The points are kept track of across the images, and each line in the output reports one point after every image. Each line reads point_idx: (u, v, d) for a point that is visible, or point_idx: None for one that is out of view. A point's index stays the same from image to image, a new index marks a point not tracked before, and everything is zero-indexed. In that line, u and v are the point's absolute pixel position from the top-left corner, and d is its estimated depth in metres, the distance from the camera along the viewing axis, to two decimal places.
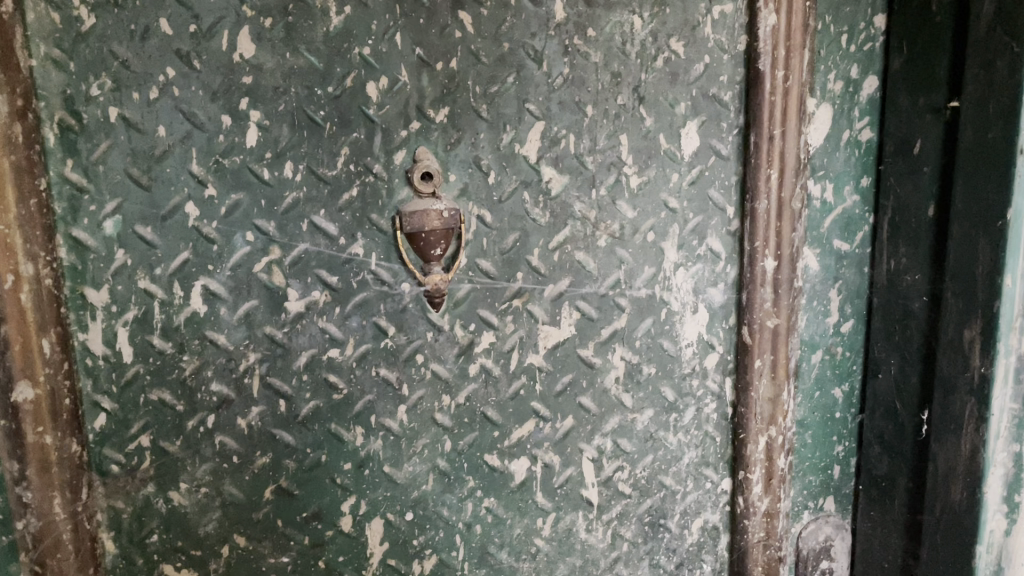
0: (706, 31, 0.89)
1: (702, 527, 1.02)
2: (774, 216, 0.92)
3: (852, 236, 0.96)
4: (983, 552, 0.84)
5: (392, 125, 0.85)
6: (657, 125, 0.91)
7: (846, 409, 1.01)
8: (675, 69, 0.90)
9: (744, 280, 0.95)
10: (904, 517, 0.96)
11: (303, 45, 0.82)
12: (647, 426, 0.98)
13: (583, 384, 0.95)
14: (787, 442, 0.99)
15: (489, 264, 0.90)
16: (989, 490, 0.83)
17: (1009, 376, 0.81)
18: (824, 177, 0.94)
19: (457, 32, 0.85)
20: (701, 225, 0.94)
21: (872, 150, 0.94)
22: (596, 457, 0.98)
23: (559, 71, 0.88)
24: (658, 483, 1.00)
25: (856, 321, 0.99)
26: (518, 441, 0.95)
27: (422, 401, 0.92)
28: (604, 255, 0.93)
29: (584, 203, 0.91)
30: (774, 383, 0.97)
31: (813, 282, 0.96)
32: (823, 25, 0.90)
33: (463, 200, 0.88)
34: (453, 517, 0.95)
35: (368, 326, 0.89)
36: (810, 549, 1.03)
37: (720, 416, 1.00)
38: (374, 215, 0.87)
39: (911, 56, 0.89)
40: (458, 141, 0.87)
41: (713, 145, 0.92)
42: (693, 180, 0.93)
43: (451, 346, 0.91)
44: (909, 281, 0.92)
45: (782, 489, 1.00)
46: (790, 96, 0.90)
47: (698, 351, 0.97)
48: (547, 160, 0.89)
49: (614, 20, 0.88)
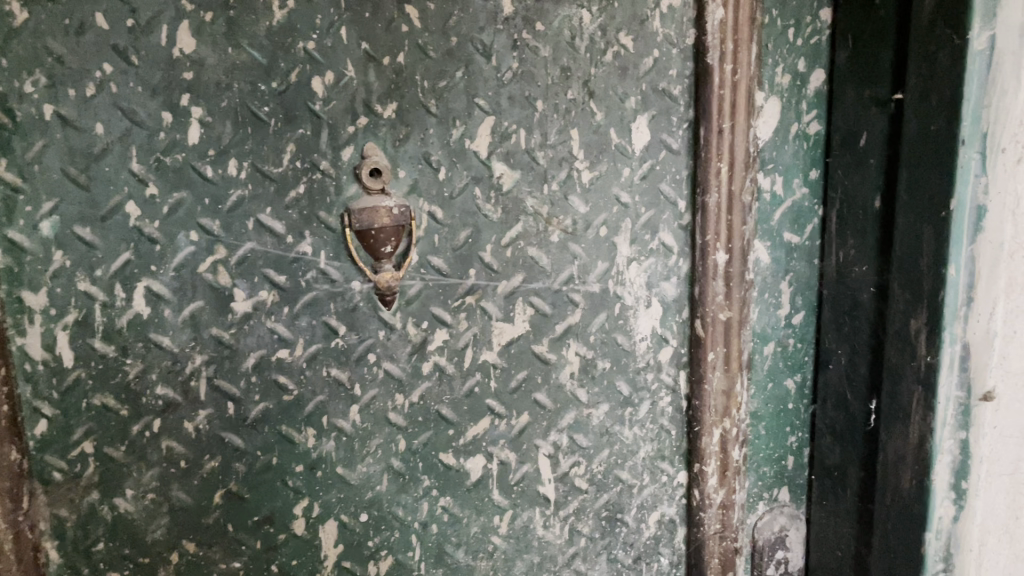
0: (654, 25, 0.90)
1: (659, 520, 1.03)
2: (724, 210, 0.93)
3: (802, 228, 0.97)
4: (933, 539, 0.84)
5: (339, 121, 0.84)
6: (608, 119, 0.91)
7: (799, 400, 1.02)
8: (624, 63, 0.90)
9: (696, 273, 0.95)
10: (856, 506, 0.96)
11: (245, 40, 0.80)
12: (602, 420, 0.98)
13: (537, 380, 0.95)
14: (741, 434, 1.00)
15: (440, 261, 0.89)
16: (937, 477, 0.83)
17: (955, 364, 0.81)
18: (773, 169, 0.95)
19: (404, 26, 0.84)
20: (652, 219, 0.94)
21: (820, 143, 0.95)
22: (552, 453, 0.97)
23: (507, 65, 0.87)
24: (615, 477, 1.00)
25: (807, 313, 1.00)
26: (473, 439, 0.94)
27: (375, 401, 0.91)
28: (556, 251, 0.93)
29: (535, 198, 0.91)
30: (727, 376, 0.97)
31: (763, 275, 0.97)
32: (769, 19, 0.91)
33: (413, 197, 0.87)
34: (408, 517, 0.94)
35: (317, 325, 0.87)
36: (765, 540, 1.04)
37: (675, 409, 1.00)
38: (321, 212, 0.85)
39: (856, 50, 0.89)
40: (406, 137, 0.86)
41: (663, 139, 0.93)
42: (644, 174, 0.93)
43: (404, 345, 0.90)
44: (857, 273, 0.93)
45: (737, 481, 1.01)
46: (738, 90, 0.90)
47: (652, 345, 0.98)
48: (498, 155, 0.89)
49: (563, 14, 0.87)
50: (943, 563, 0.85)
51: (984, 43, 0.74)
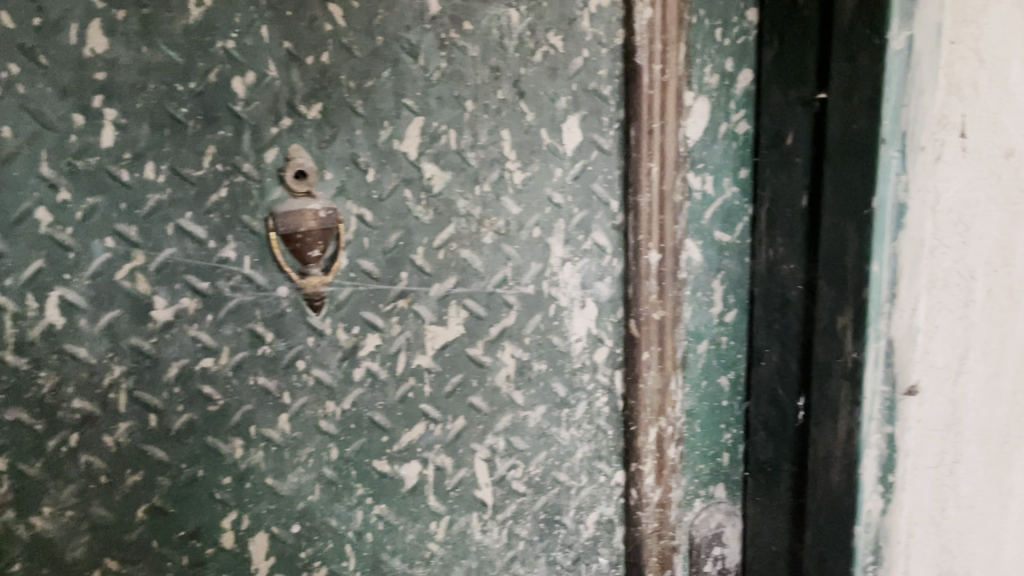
0: (583, 25, 0.90)
1: (598, 520, 1.02)
2: (656, 209, 0.93)
3: (733, 227, 0.98)
4: (862, 532, 0.85)
5: (261, 122, 0.82)
6: (538, 120, 0.90)
7: (733, 397, 1.03)
8: (554, 63, 0.90)
9: (629, 273, 0.96)
10: (790, 501, 0.97)
11: (161, 40, 0.77)
12: (539, 422, 0.98)
13: (472, 383, 0.94)
14: (677, 432, 1.00)
15: (370, 264, 0.88)
16: (865, 471, 0.84)
17: (880, 359, 0.82)
18: (703, 169, 0.96)
19: (328, 25, 0.82)
20: (585, 219, 0.94)
21: (749, 142, 0.96)
22: (488, 456, 0.96)
23: (435, 65, 0.86)
24: (552, 479, 0.99)
25: (739, 311, 1.00)
26: (408, 445, 0.92)
27: (305, 409, 0.88)
28: (489, 252, 0.92)
29: (467, 200, 0.89)
30: (661, 374, 0.98)
31: (696, 274, 0.98)
32: (697, 19, 0.92)
33: (341, 199, 0.85)
34: (342, 526, 0.92)
35: (243, 333, 0.85)
36: (702, 537, 1.05)
37: (612, 409, 1.00)
38: (245, 216, 0.83)
39: (781, 49, 0.90)
40: (333, 138, 0.84)
41: (594, 139, 0.93)
42: (576, 175, 0.93)
43: (334, 351, 0.88)
44: (786, 271, 0.94)
45: (674, 479, 1.01)
46: (667, 90, 0.91)
47: (588, 346, 0.97)
48: (427, 156, 0.87)
49: (491, 13, 0.86)
50: (873, 556, 0.86)
51: (902, 44, 0.75)
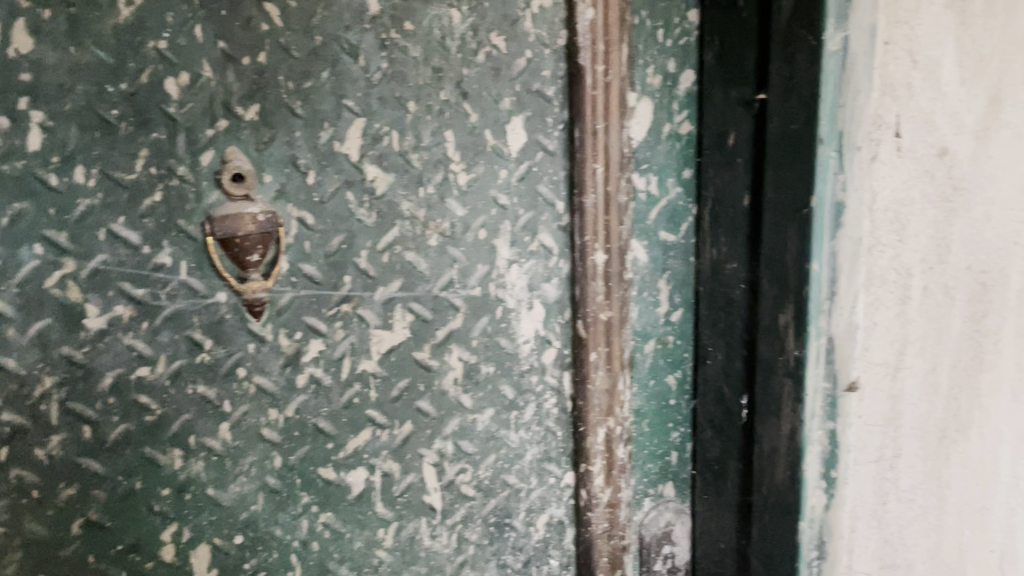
0: (526, 25, 0.89)
1: (548, 522, 1.02)
2: (602, 210, 0.93)
3: (678, 227, 0.99)
4: (806, 527, 0.86)
5: (196, 124, 0.80)
6: (482, 121, 0.90)
7: (680, 396, 1.03)
8: (497, 64, 0.89)
9: (576, 274, 0.95)
10: (737, 498, 0.98)
11: (89, 39, 0.75)
12: (487, 426, 0.97)
13: (419, 388, 0.93)
14: (625, 432, 1.00)
15: (312, 268, 0.86)
16: (808, 467, 0.86)
17: (821, 356, 0.83)
18: (648, 170, 0.96)
19: (264, 25, 0.80)
20: (531, 221, 0.94)
21: (692, 142, 0.97)
22: (437, 461, 0.95)
23: (376, 65, 0.84)
24: (502, 482, 0.99)
25: (685, 311, 1.01)
26: (354, 452, 0.91)
27: (247, 417, 0.86)
28: (434, 254, 0.91)
29: (410, 202, 0.88)
30: (610, 375, 0.98)
31: (642, 274, 0.98)
32: (639, 20, 0.92)
33: (281, 202, 0.84)
34: (287, 536, 0.90)
35: (180, 340, 0.83)
36: (651, 536, 1.05)
37: (560, 410, 1.00)
38: (181, 221, 0.80)
39: (722, 51, 0.91)
40: (271, 140, 0.82)
41: (539, 140, 0.92)
42: (521, 176, 0.92)
43: (276, 357, 0.86)
44: (729, 270, 0.94)
45: (623, 479, 1.01)
46: (611, 90, 0.91)
47: (535, 347, 0.97)
48: (370, 157, 0.86)
49: (432, 13, 0.86)
50: (817, 551, 0.88)
51: (838, 44, 0.76)
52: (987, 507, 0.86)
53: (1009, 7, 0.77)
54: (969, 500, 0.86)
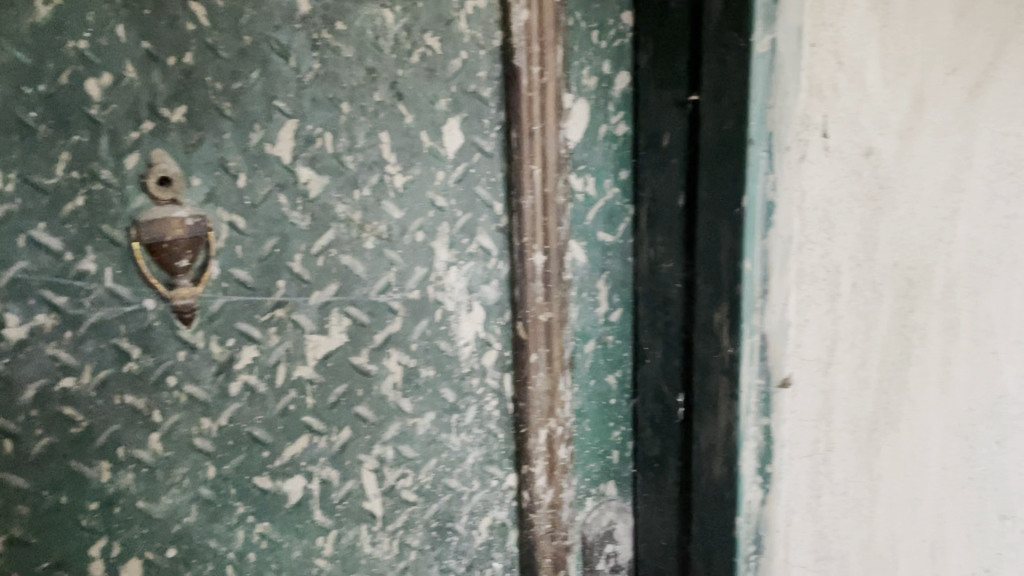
0: (460, 26, 0.89)
1: (491, 525, 1.01)
2: (540, 211, 0.94)
3: (615, 227, 0.99)
4: (744, 523, 0.88)
5: (120, 126, 0.77)
6: (418, 122, 0.89)
7: (620, 395, 1.04)
8: (432, 65, 0.88)
9: (516, 276, 0.95)
10: (678, 495, 0.98)
11: (5, 39, 0.72)
12: (428, 430, 0.95)
13: (358, 394, 0.91)
14: (566, 433, 1.01)
15: (245, 273, 0.84)
16: (744, 463, 0.87)
17: (756, 354, 0.85)
18: (585, 171, 0.96)
19: (190, 24, 0.78)
20: (470, 222, 0.93)
21: (628, 143, 0.98)
22: (377, 467, 0.93)
23: (308, 66, 0.83)
24: (444, 487, 0.97)
25: (624, 311, 1.02)
26: (291, 459, 0.89)
27: (178, 427, 0.84)
28: (371, 258, 0.89)
29: (346, 204, 0.87)
30: (550, 375, 0.98)
31: (581, 274, 0.99)
32: (574, 21, 0.92)
33: (210, 206, 0.82)
34: (222, 547, 0.88)
35: (106, 349, 0.80)
36: (595, 535, 1.06)
37: (502, 412, 0.99)
38: (105, 226, 0.78)
39: (655, 53, 0.92)
40: (199, 142, 0.80)
41: (476, 142, 0.92)
42: (458, 177, 0.92)
43: (208, 364, 0.84)
44: (666, 270, 0.95)
45: (565, 479, 1.02)
46: (546, 92, 0.91)
47: (476, 350, 0.96)
48: (302, 160, 0.84)
49: (364, 13, 0.84)
50: (754, 546, 0.89)
51: (766, 45, 0.78)
52: (920, 498, 0.89)
53: (925, 7, 0.79)
54: (897, 494, 0.88)
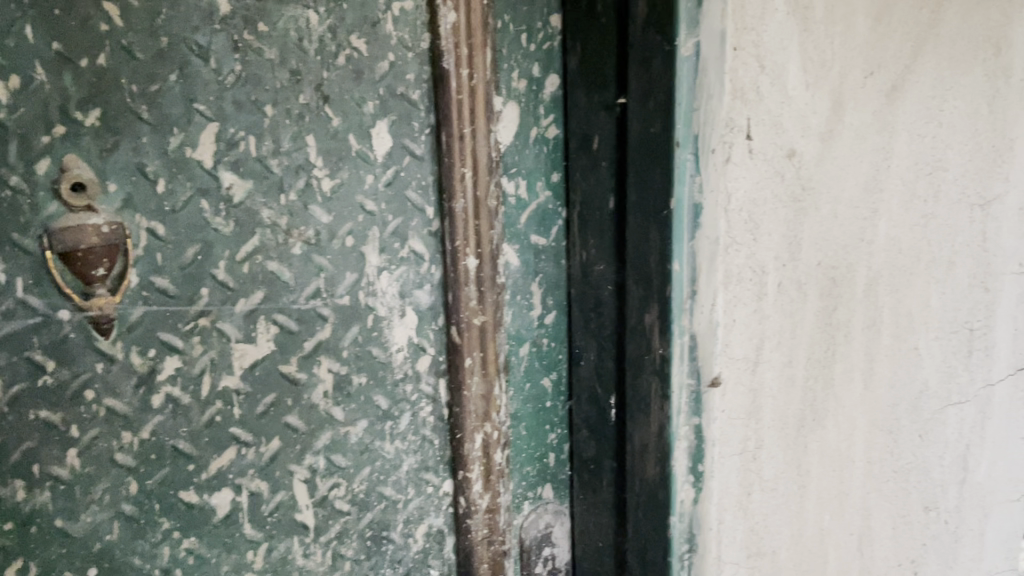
0: (387, 28, 0.87)
1: (427, 532, 1.00)
2: (472, 214, 0.93)
3: (548, 230, 1.00)
4: (676, 522, 0.87)
5: (30, 130, 0.74)
6: (345, 125, 0.87)
7: (556, 397, 1.04)
8: (359, 67, 0.87)
9: (448, 280, 0.94)
10: (613, 496, 0.99)
11: None
12: (361, 438, 0.94)
13: (287, 403, 0.89)
14: (502, 437, 1.00)
15: (166, 281, 0.81)
16: (676, 462, 0.86)
17: (685, 354, 0.84)
18: (517, 174, 0.96)
19: (103, 25, 0.75)
20: (401, 226, 0.92)
21: (559, 147, 0.98)
22: (308, 477, 0.91)
23: (229, 68, 0.81)
24: (378, 495, 0.96)
25: (558, 313, 1.02)
26: (218, 472, 0.87)
27: (97, 442, 0.81)
28: (299, 264, 0.87)
29: (271, 209, 0.85)
30: (485, 380, 0.97)
31: (514, 277, 0.98)
32: (502, 24, 0.92)
33: (128, 212, 0.79)
34: (146, 565, 0.85)
35: (19, 362, 0.77)
36: (533, 539, 1.05)
37: (437, 418, 0.98)
38: (15, 234, 0.75)
39: (585, 56, 0.92)
40: (115, 146, 0.78)
41: (406, 144, 0.90)
42: (388, 181, 0.90)
43: (128, 376, 0.81)
44: (598, 272, 0.96)
45: (501, 484, 1.01)
46: (476, 94, 0.91)
47: (409, 355, 0.95)
48: (225, 164, 0.82)
49: (287, 14, 0.82)
50: (688, 544, 0.88)
51: (690, 49, 0.77)
52: (843, 487, 0.97)
53: (841, 25, 0.84)
54: (826, 481, 0.95)
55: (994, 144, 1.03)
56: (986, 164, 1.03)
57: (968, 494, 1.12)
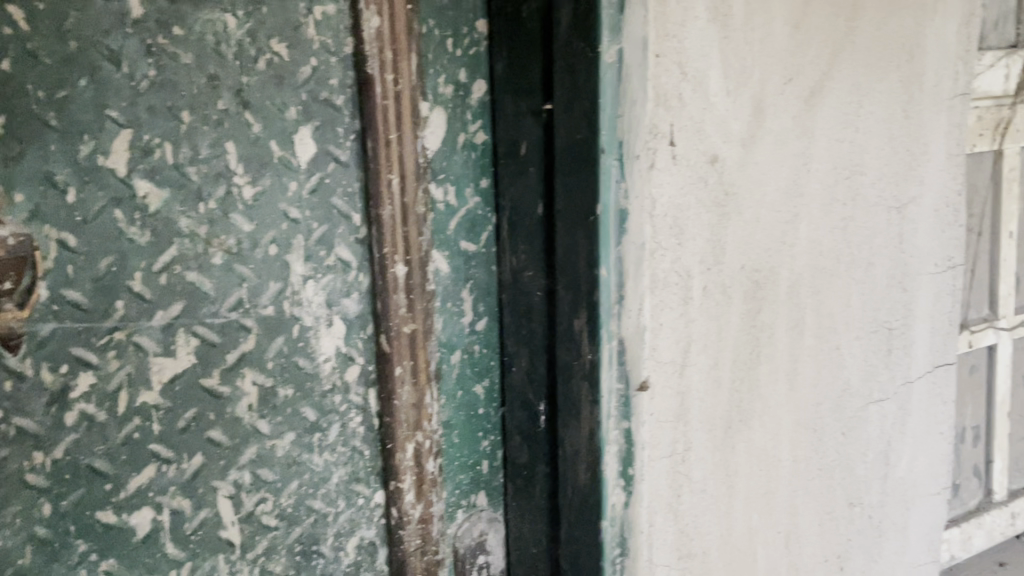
0: (309, 32, 0.85)
1: (358, 545, 0.98)
2: (399, 221, 0.92)
3: (478, 236, 0.99)
4: (608, 526, 0.86)
5: None
6: (266, 131, 0.85)
7: (488, 404, 1.03)
8: (280, 72, 0.85)
9: (377, 288, 0.93)
10: (546, 502, 0.99)
11: None
12: (288, 451, 0.92)
13: (210, 417, 0.86)
14: (435, 446, 0.99)
15: (79, 294, 0.78)
16: (607, 467, 0.85)
17: (613, 359, 0.84)
18: (445, 180, 0.95)
19: (7, 28, 0.72)
20: (326, 234, 0.90)
21: (487, 152, 0.98)
22: (233, 492, 0.89)
23: (142, 72, 0.78)
24: (307, 509, 0.94)
25: (490, 319, 1.01)
26: (137, 490, 0.84)
27: (6, 462, 0.77)
28: (220, 274, 0.85)
29: (189, 218, 0.82)
30: (416, 389, 0.96)
31: (444, 284, 0.97)
32: (427, 29, 0.91)
33: (36, 223, 0.76)
34: None
35: None
36: (466, 547, 1.05)
37: (367, 428, 0.96)
38: None
39: (511, 61, 0.92)
40: (21, 155, 0.74)
41: (330, 151, 0.89)
42: (313, 188, 0.89)
43: (39, 394, 0.78)
44: (528, 278, 0.96)
45: (434, 493, 1.00)
46: (402, 100, 0.90)
47: (338, 365, 0.93)
48: (139, 172, 0.79)
49: (204, 18, 0.80)
50: (620, 548, 0.88)
51: (613, 56, 0.77)
52: (770, 486, 0.99)
53: (760, 31, 0.86)
54: (753, 480, 0.97)
55: (908, 148, 1.07)
56: (901, 168, 1.06)
57: (889, 489, 1.15)
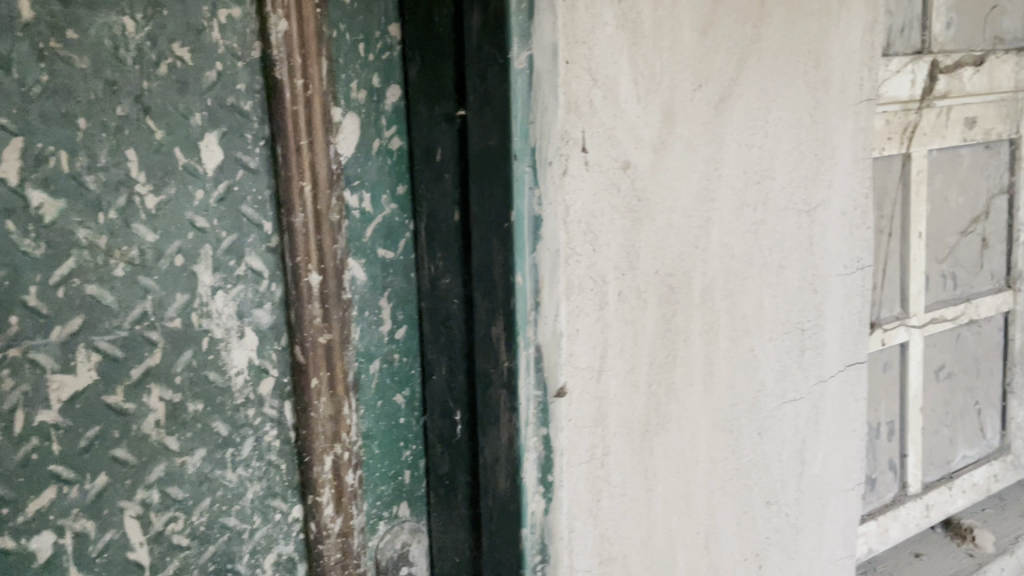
0: (213, 36, 0.83)
1: (276, 561, 0.96)
2: (312, 228, 0.90)
3: (395, 243, 0.98)
4: (529, 534, 0.85)
5: None
6: (170, 138, 0.82)
7: (410, 413, 1.02)
8: (183, 77, 0.82)
9: (290, 298, 0.91)
10: (468, 510, 0.99)
11: None
12: (199, 467, 0.89)
13: (114, 435, 0.83)
14: (354, 457, 0.98)
15: None
16: (526, 474, 0.84)
17: (531, 366, 0.83)
18: (359, 186, 0.94)
19: None
20: (236, 243, 0.88)
21: (403, 158, 0.97)
22: (141, 513, 0.86)
23: (34, 77, 0.74)
24: (220, 526, 0.91)
25: (409, 327, 1.00)
26: (36, 515, 0.79)
27: None
28: (123, 286, 0.81)
29: (88, 229, 0.79)
30: (333, 400, 0.95)
31: (361, 293, 0.96)
32: (338, 33, 0.90)
33: None
34: None
35: None
36: (389, 558, 1.03)
37: (283, 441, 0.94)
38: None
39: (424, 67, 0.92)
40: None
41: (239, 158, 0.87)
42: (221, 196, 0.86)
43: None
44: (446, 284, 0.95)
45: (354, 505, 0.98)
46: (313, 105, 0.88)
47: (251, 378, 0.91)
48: (33, 181, 0.75)
49: (100, 21, 0.77)
50: (540, 555, 0.86)
51: (524, 62, 0.76)
52: (688, 487, 1.00)
53: (668, 38, 0.87)
54: (671, 483, 0.98)
55: (816, 152, 1.09)
56: (810, 172, 1.09)
57: (805, 487, 1.18)
